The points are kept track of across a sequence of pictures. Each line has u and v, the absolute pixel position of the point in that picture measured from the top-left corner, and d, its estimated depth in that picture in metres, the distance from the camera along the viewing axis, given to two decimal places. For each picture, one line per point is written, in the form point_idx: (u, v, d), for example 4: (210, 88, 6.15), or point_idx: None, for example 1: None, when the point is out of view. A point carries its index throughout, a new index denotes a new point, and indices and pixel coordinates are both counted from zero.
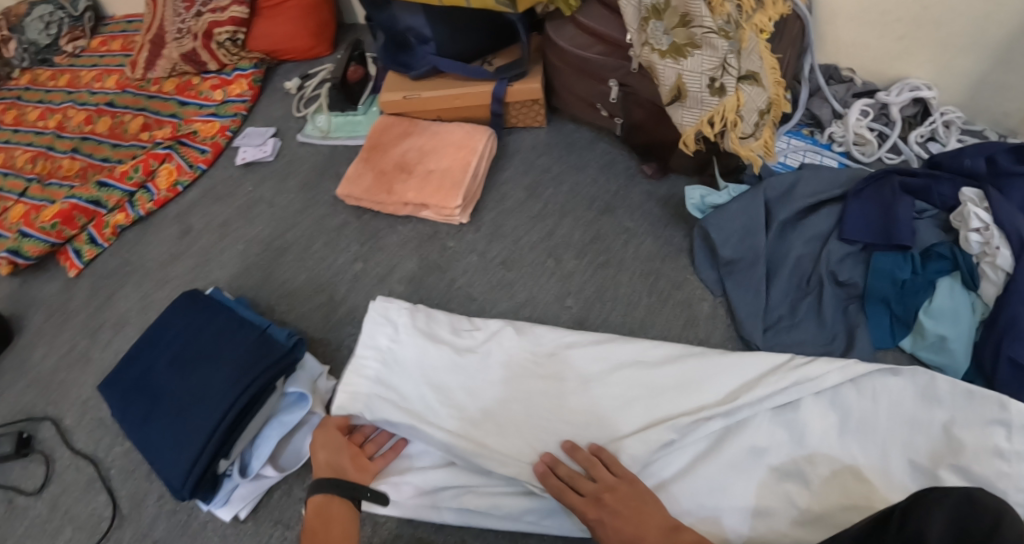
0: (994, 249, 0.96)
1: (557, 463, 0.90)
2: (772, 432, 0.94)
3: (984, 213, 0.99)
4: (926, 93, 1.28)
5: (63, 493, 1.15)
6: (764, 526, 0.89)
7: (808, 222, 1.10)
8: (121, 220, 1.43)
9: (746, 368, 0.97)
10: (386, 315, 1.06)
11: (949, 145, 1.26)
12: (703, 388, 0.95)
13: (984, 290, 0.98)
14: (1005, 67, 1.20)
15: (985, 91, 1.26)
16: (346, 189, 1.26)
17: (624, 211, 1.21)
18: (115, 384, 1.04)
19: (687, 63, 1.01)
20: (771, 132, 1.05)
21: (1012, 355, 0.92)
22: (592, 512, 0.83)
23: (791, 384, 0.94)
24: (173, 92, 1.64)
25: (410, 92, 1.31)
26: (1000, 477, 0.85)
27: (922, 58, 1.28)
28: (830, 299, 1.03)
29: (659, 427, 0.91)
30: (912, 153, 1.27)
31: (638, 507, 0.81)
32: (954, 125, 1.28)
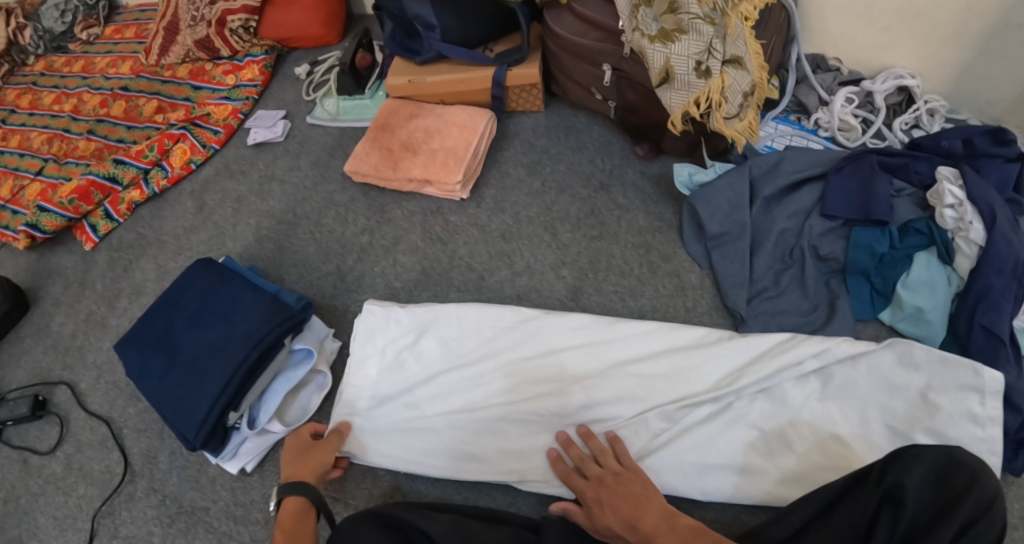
0: (968, 224, 1.02)
1: (569, 444, 0.97)
2: (756, 403, 0.98)
3: (958, 190, 1.05)
4: (909, 81, 1.35)
5: (78, 450, 1.21)
6: (750, 484, 0.95)
7: (792, 198, 1.17)
8: (136, 197, 1.48)
9: (738, 353, 1.01)
10: (374, 332, 1.11)
11: (933, 130, 1.34)
12: (696, 377, 1.00)
13: (959, 264, 1.04)
14: (984, 57, 1.28)
15: (967, 80, 1.33)
16: (354, 166, 1.32)
17: (618, 188, 1.27)
18: (134, 342, 1.11)
19: (674, 47, 1.07)
20: (755, 113, 1.13)
21: (986, 323, 0.98)
22: (590, 493, 0.87)
23: (778, 367, 0.98)
24: (186, 77, 1.70)
25: (415, 76, 1.37)
26: (973, 440, 0.90)
27: (907, 48, 1.35)
28: (811, 271, 1.10)
29: (647, 415, 0.98)
30: (896, 138, 1.34)
31: (635, 492, 0.84)
32: (938, 113, 1.35)
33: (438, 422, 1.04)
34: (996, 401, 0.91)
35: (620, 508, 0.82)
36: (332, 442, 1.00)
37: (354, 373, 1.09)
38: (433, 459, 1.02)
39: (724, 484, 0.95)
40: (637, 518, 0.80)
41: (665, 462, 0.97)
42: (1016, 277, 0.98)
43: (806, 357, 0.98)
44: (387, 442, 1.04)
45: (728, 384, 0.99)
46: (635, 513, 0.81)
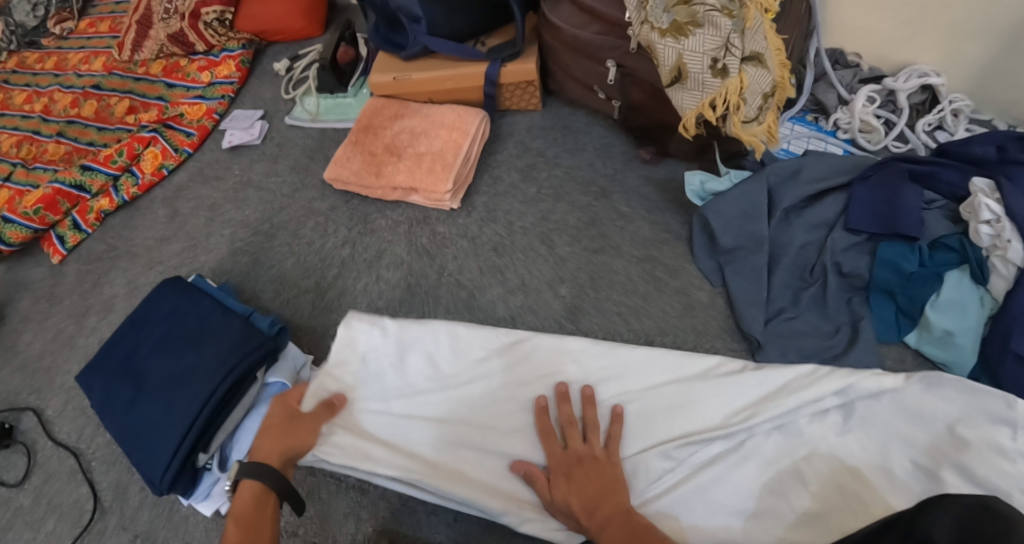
0: (1006, 242, 0.94)
1: (564, 401, 0.91)
2: (770, 438, 0.87)
3: (996, 204, 0.97)
4: (935, 80, 1.24)
5: (47, 482, 1.12)
6: (759, 528, 0.82)
7: (813, 209, 1.08)
8: (105, 206, 1.39)
9: (754, 386, 0.90)
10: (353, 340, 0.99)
11: (958, 134, 1.24)
12: (705, 409, 0.90)
13: (994, 285, 0.95)
14: (1010, 54, 1.17)
15: (990, 79, 1.22)
16: (334, 172, 1.22)
17: (620, 195, 1.17)
18: (95, 372, 1.01)
19: (688, 42, 0.97)
20: (775, 116, 1.02)
21: (1020, 350, 0.89)
22: (562, 465, 0.85)
23: (795, 403, 0.87)
24: (159, 74, 1.58)
25: (401, 73, 1.26)
26: (1000, 478, 0.76)
27: (926, 43, 1.24)
28: (833, 289, 1.02)
29: (649, 453, 0.87)
30: (919, 142, 1.26)
31: (604, 482, 0.83)
32: (962, 114, 1.25)
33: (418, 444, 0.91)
34: None
35: (587, 490, 0.81)
36: (319, 418, 0.90)
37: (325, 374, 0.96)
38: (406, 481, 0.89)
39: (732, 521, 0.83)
40: (595, 507, 0.80)
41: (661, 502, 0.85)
42: None
43: (825, 393, 0.87)
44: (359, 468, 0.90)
45: (742, 418, 0.88)
46: (596, 500, 0.81)
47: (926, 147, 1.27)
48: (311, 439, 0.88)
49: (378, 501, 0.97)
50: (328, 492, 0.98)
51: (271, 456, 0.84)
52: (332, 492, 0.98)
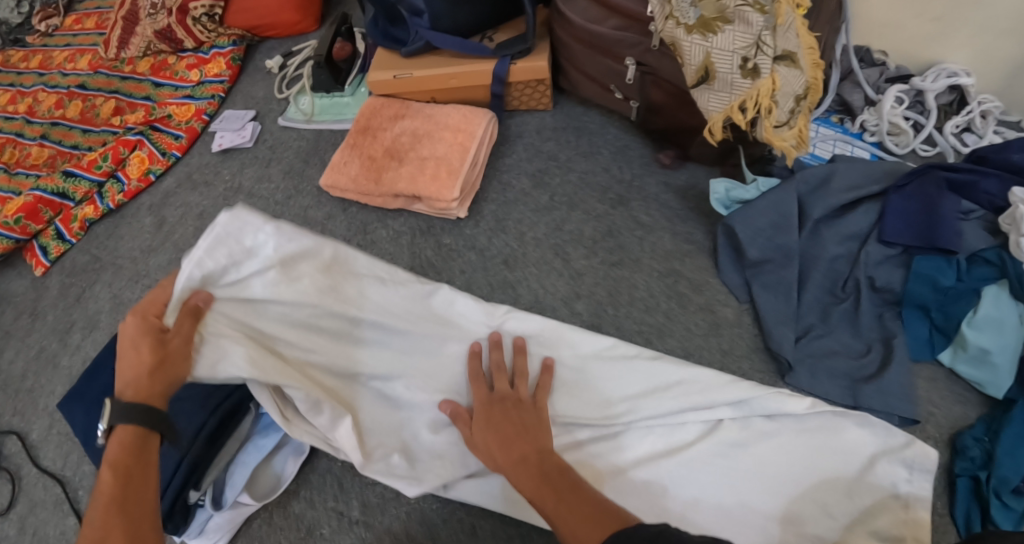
0: None
1: (495, 348, 0.90)
2: (648, 432, 0.88)
3: None
4: (964, 80, 1.20)
5: (31, 513, 1.06)
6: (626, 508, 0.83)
7: (845, 219, 1.02)
8: (89, 214, 1.31)
9: (657, 374, 0.90)
10: (239, 234, 0.89)
11: (986, 137, 1.19)
12: (610, 383, 0.90)
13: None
14: None
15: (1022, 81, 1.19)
16: (331, 179, 1.14)
17: (639, 203, 1.09)
18: (75, 400, 0.94)
19: (716, 39, 0.89)
20: (806, 120, 0.96)
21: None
22: (484, 408, 0.83)
23: (681, 405, 0.87)
24: (147, 73, 1.49)
25: (401, 71, 1.18)
26: (898, 524, 0.80)
27: (959, 40, 1.21)
28: (866, 305, 0.96)
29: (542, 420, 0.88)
30: (948, 145, 1.20)
31: (518, 421, 0.80)
32: (992, 115, 1.21)
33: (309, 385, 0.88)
34: (925, 479, 0.82)
35: (509, 431, 0.78)
36: (184, 328, 0.80)
37: (196, 270, 0.85)
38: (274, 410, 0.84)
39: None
40: (511, 442, 0.77)
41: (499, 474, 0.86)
42: None
43: (721, 404, 0.87)
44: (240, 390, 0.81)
45: (626, 409, 0.88)
46: (515, 436, 0.78)
47: (956, 151, 1.21)
48: (184, 365, 0.78)
49: (383, 537, 0.88)
50: (329, 529, 0.89)
51: (150, 396, 0.75)
52: (334, 529, 0.89)
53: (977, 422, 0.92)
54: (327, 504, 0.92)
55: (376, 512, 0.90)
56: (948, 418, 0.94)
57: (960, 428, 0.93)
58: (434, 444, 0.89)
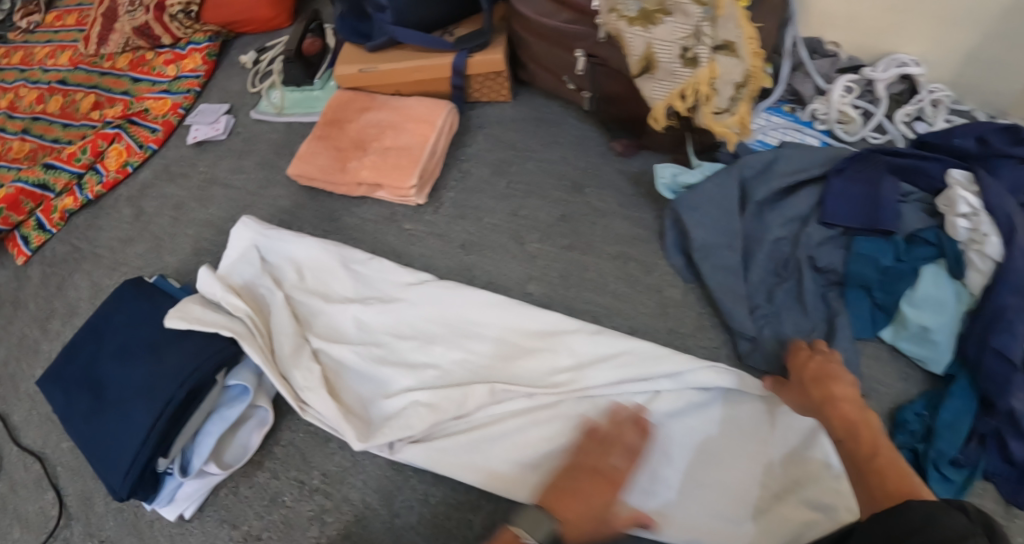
0: (983, 236, 0.94)
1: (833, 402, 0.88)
2: (582, 405, 0.93)
3: (973, 197, 0.97)
4: (913, 69, 1.26)
5: (11, 491, 1.10)
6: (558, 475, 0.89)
7: (786, 203, 1.08)
8: (69, 205, 1.36)
9: (596, 347, 0.95)
10: (253, 242, 1.08)
11: (936, 125, 1.25)
12: (555, 356, 0.95)
13: (970, 279, 0.95)
14: (1004, 43, 1.17)
15: (973, 68, 1.24)
16: (298, 168, 1.18)
17: (594, 189, 1.15)
18: (56, 379, 0.99)
19: (657, 31, 0.95)
20: (748, 106, 1.00)
21: (999, 345, 0.88)
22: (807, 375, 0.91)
23: (619, 375, 0.92)
24: (126, 68, 1.53)
25: (366, 65, 1.22)
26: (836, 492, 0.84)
27: (915, 31, 1.26)
28: (810, 285, 1.01)
29: (483, 391, 0.92)
30: (898, 133, 1.26)
31: (828, 381, 0.89)
32: (942, 104, 1.26)
33: (283, 355, 0.97)
34: None
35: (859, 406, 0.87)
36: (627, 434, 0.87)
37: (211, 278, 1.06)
38: (261, 365, 0.94)
39: (512, 461, 0.89)
40: (831, 404, 0.87)
41: (449, 440, 0.91)
42: None
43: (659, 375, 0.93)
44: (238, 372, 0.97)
45: (562, 381, 0.93)
46: (830, 396, 0.88)
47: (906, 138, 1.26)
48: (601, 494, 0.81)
49: (342, 504, 0.94)
50: (291, 497, 0.95)
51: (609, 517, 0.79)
52: (296, 497, 0.95)
53: (918, 398, 0.97)
54: (289, 473, 0.97)
55: (336, 481, 0.96)
56: (891, 393, 0.99)
57: (902, 404, 0.98)
58: (388, 408, 0.94)
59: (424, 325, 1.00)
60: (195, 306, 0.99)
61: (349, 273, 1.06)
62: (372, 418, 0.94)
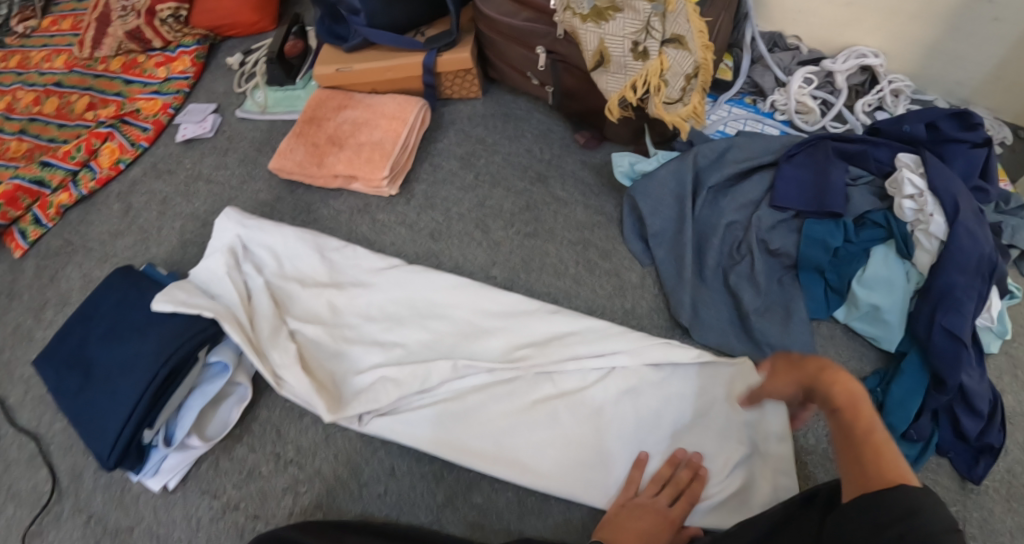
0: (928, 216, 1.00)
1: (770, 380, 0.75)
2: (540, 382, 0.99)
3: (919, 179, 1.03)
4: (871, 60, 1.33)
5: (6, 469, 1.14)
6: (517, 445, 0.95)
7: (739, 188, 1.14)
8: (64, 200, 1.42)
9: (551, 326, 1.01)
10: (232, 228, 1.13)
11: (897, 113, 1.32)
12: (515, 335, 1.01)
13: (920, 258, 1.01)
14: (953, 34, 1.25)
15: (929, 61, 1.31)
16: (278, 163, 1.25)
17: (556, 180, 1.22)
18: (48, 358, 1.05)
19: (608, 27, 1.02)
20: (700, 97, 1.07)
21: (948, 324, 0.93)
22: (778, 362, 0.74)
23: (574, 353, 0.98)
24: (118, 71, 1.60)
25: (343, 65, 1.29)
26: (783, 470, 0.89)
27: (868, 25, 1.32)
28: (761, 266, 1.07)
29: (448, 369, 0.98)
30: (857, 122, 1.32)
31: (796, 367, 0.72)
32: (902, 94, 1.33)
33: (262, 335, 1.03)
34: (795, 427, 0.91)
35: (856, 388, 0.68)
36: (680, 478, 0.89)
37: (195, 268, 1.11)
38: (239, 343, 0.99)
39: (476, 434, 0.96)
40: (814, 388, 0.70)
41: (415, 413, 0.98)
42: (980, 274, 0.95)
43: (614, 352, 0.98)
44: (222, 349, 1.03)
45: (522, 358, 0.99)
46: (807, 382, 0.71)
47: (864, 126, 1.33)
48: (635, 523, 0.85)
49: (315, 476, 1.00)
50: (267, 469, 1.02)
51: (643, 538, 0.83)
52: (272, 469, 1.02)
53: (872, 374, 1.03)
54: (266, 447, 1.04)
55: (309, 454, 1.02)
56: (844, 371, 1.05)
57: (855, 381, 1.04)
58: (359, 384, 1.00)
59: (395, 309, 1.06)
60: (181, 290, 1.03)
61: (326, 259, 1.12)
62: (343, 394, 1.00)
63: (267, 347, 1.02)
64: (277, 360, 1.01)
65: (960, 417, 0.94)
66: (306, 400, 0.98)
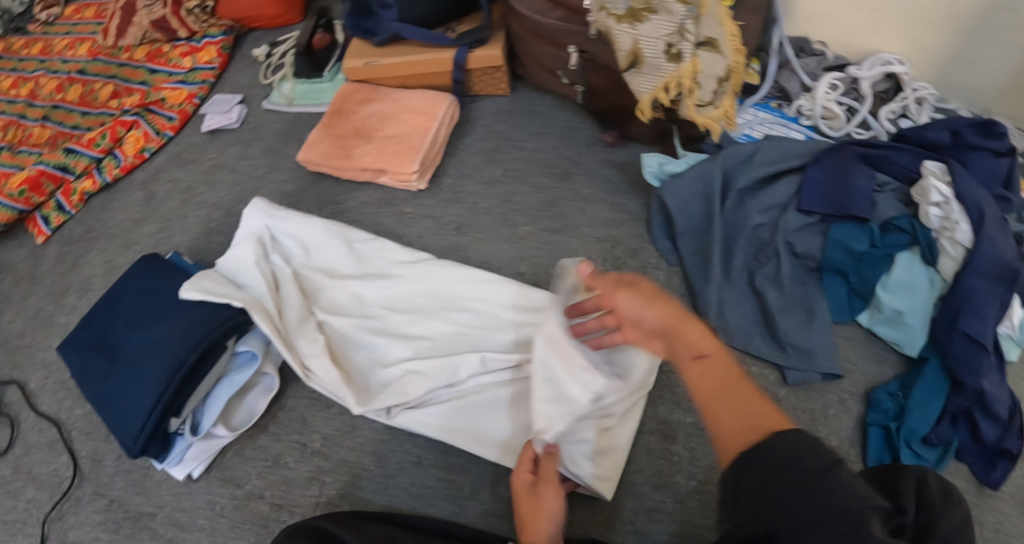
0: (954, 224, 1.00)
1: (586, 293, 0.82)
2: None
3: (945, 187, 1.04)
4: (896, 67, 1.33)
5: (26, 453, 1.14)
6: None
7: (767, 191, 1.14)
8: (88, 187, 1.42)
9: None
10: (259, 216, 1.13)
11: (920, 121, 1.31)
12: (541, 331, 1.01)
13: (943, 265, 1.02)
14: (972, 43, 1.25)
15: (951, 69, 1.31)
16: (306, 154, 1.25)
17: (582, 177, 1.22)
18: (74, 343, 1.05)
19: (643, 28, 1.02)
20: (731, 100, 1.09)
21: (969, 329, 0.94)
22: (636, 282, 0.72)
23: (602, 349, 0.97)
24: (143, 60, 1.60)
25: (372, 58, 1.29)
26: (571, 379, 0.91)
27: (893, 31, 1.33)
28: (786, 268, 1.08)
29: (472, 363, 0.98)
30: (881, 128, 1.32)
31: (653, 298, 0.70)
32: (926, 102, 1.32)
33: (290, 325, 1.03)
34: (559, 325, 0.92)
35: (711, 334, 0.67)
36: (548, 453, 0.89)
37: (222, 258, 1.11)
38: (269, 334, 0.99)
39: (499, 426, 0.96)
40: (679, 330, 0.67)
41: (442, 407, 0.98)
42: (1001, 281, 0.96)
43: None
44: (252, 339, 1.04)
45: None
46: (674, 320, 0.68)
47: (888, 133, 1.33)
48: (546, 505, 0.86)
49: (340, 466, 1.01)
50: (293, 459, 1.02)
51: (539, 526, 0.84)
52: (297, 458, 1.02)
53: (892, 379, 1.03)
54: (291, 437, 1.04)
55: (334, 444, 1.02)
56: (865, 374, 1.04)
57: (876, 384, 1.03)
58: (387, 377, 1.00)
59: (419, 302, 1.06)
60: (207, 280, 1.03)
61: (352, 251, 1.12)
62: (371, 386, 1.00)
63: (296, 337, 1.02)
64: (306, 351, 1.01)
65: (978, 420, 0.94)
66: (336, 392, 0.99)
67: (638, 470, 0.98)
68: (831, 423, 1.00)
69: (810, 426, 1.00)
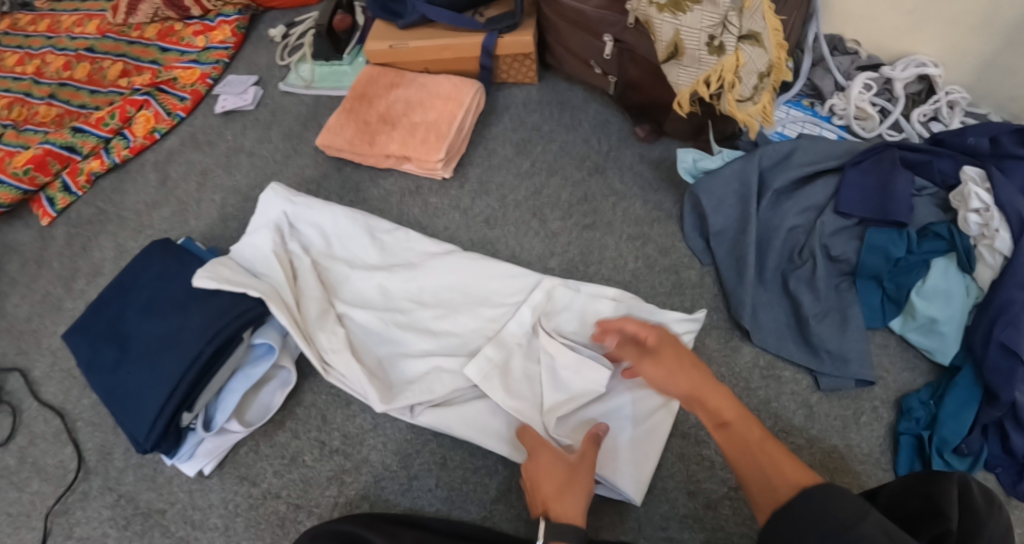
0: (993, 231, 0.95)
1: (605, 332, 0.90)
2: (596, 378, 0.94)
3: (985, 193, 0.98)
4: (931, 70, 1.28)
5: (31, 444, 1.09)
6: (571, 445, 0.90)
7: (803, 192, 1.09)
8: (96, 168, 1.37)
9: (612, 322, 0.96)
10: (278, 201, 1.08)
11: (952, 126, 1.27)
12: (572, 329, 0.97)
13: (980, 273, 0.97)
14: (1011, 50, 1.21)
15: (990, 72, 1.26)
16: (327, 140, 1.20)
17: (615, 171, 1.18)
18: (82, 331, 1.00)
19: (685, 18, 0.97)
20: (770, 96, 1.03)
21: (1005, 339, 0.90)
22: (658, 345, 0.86)
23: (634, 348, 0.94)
24: (154, 38, 1.55)
25: (397, 42, 1.24)
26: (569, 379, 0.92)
27: (930, 33, 1.28)
28: (822, 272, 1.02)
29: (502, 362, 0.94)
30: (913, 131, 1.28)
31: (676, 360, 0.83)
32: (958, 106, 1.28)
33: (310, 317, 0.99)
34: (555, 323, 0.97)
35: (732, 400, 0.79)
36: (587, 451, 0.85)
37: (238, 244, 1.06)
38: (287, 327, 0.94)
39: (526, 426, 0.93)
40: (702, 397, 0.80)
41: (469, 406, 0.94)
42: None
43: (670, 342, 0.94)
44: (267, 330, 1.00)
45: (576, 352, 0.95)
46: (695, 389, 0.80)
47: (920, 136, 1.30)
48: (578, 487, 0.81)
49: (361, 465, 0.97)
50: (311, 457, 0.98)
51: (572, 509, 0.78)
52: (315, 457, 0.98)
53: (923, 387, 0.99)
54: (310, 434, 1.01)
55: (356, 443, 0.99)
56: (898, 382, 1.01)
57: (908, 392, 0.99)
58: (412, 374, 0.97)
59: (444, 296, 1.02)
60: (224, 268, 0.99)
61: (375, 242, 1.08)
62: (394, 383, 0.96)
63: (316, 330, 0.98)
64: (328, 345, 0.97)
65: (1009, 431, 0.89)
66: (358, 389, 0.95)
67: (669, 475, 0.93)
68: (865, 432, 0.97)
69: (845, 433, 0.97)
